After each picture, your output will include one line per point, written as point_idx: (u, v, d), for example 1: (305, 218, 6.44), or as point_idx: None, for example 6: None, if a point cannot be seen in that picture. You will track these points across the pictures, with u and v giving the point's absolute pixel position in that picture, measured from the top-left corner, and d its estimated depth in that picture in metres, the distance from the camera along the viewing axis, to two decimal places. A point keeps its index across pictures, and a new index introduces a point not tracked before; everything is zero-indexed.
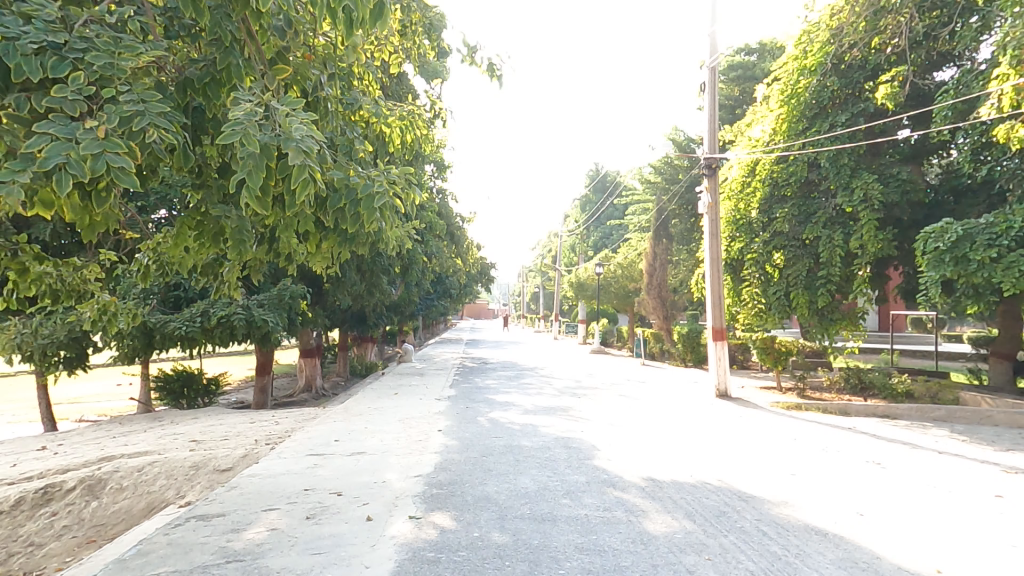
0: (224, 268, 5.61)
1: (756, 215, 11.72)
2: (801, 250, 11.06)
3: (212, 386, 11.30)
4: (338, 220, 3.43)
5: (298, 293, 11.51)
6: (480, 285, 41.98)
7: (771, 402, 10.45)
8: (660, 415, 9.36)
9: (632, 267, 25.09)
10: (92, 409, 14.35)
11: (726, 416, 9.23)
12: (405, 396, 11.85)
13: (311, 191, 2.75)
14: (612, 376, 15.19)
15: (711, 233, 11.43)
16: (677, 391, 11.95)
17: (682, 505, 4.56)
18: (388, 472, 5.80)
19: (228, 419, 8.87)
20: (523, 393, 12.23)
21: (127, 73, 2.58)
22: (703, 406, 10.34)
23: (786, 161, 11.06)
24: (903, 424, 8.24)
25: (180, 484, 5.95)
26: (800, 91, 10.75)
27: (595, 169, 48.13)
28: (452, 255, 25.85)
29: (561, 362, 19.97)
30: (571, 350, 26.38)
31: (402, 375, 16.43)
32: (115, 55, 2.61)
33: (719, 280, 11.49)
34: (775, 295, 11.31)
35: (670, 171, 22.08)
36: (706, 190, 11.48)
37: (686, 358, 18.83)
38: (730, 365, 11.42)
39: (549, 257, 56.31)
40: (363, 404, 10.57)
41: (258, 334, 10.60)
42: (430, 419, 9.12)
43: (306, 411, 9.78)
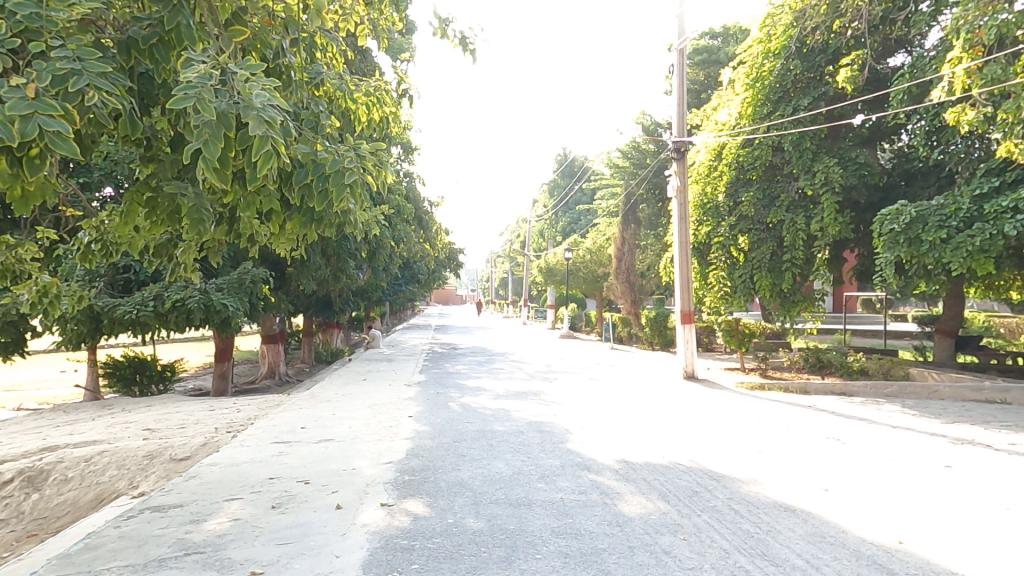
0: (179, 248, 5.32)
1: (723, 198, 11.91)
2: (765, 233, 11.32)
3: (168, 373, 10.82)
4: (305, 198, 3.24)
5: (259, 276, 11.10)
6: (448, 270, 41.57)
7: (736, 382, 10.75)
8: (629, 397, 9.50)
9: (600, 251, 25.28)
10: (35, 399, 13.55)
11: (694, 397, 9.45)
12: (374, 382, 11.65)
13: (275, 166, 2.55)
14: (582, 360, 15.33)
15: (679, 216, 11.57)
16: (645, 373, 12.15)
17: (656, 487, 4.61)
18: (358, 458, 5.66)
19: (185, 408, 8.48)
20: (494, 377, 12.22)
21: (57, 26, 2.35)
22: (671, 388, 10.52)
23: (752, 145, 11.23)
24: (859, 400, 8.59)
25: (132, 475, 5.65)
26: (765, 75, 10.94)
27: (563, 153, 48.06)
28: (419, 239, 25.45)
29: (531, 346, 20.04)
30: (541, 335, 26.52)
31: (370, 361, 16.16)
32: (42, 4, 2.37)
33: (687, 263, 11.67)
34: (740, 278, 11.59)
35: (638, 155, 22.21)
36: (675, 172, 11.58)
37: (654, 341, 19.17)
38: (697, 347, 11.67)
39: (518, 242, 56.27)
40: (330, 390, 10.32)
41: (218, 319, 10.18)
42: (400, 405, 8.98)
43: (270, 398, 9.47)
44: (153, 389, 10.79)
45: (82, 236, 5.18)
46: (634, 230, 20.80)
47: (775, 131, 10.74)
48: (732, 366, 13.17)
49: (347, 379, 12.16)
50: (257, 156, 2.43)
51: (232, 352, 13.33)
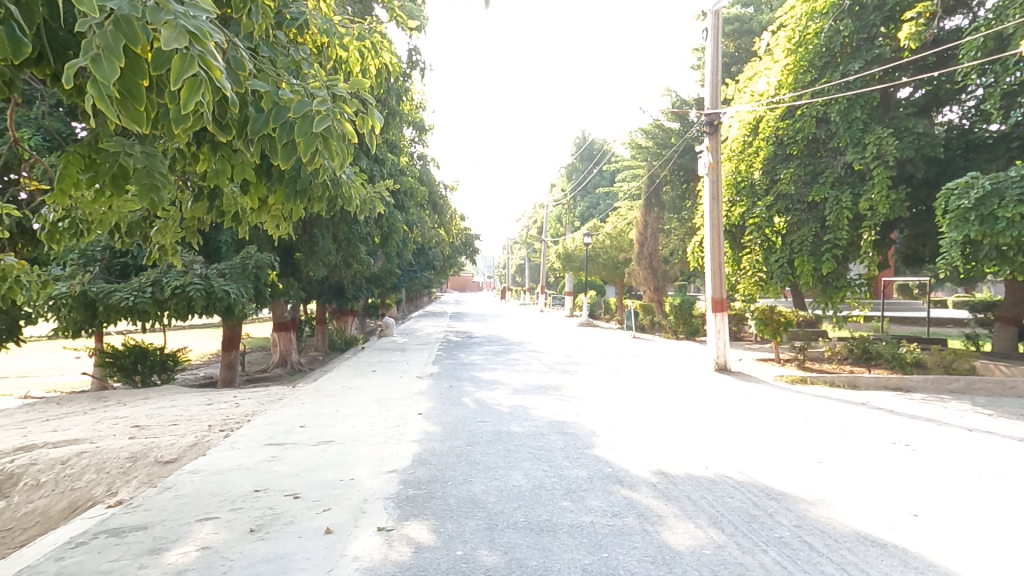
0: (159, 228, 4.78)
1: (759, 176, 10.96)
2: (806, 214, 10.38)
3: (169, 363, 10.35)
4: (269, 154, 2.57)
5: (265, 262, 10.57)
6: (464, 256, 40.99)
7: (774, 375, 9.88)
8: (655, 393, 8.75)
9: (621, 236, 24.37)
10: (40, 387, 13.28)
11: (728, 392, 8.65)
12: (384, 374, 11.07)
13: (208, 96, 1.88)
14: (602, 349, 14.58)
15: (712, 196, 10.70)
16: (672, 365, 11.36)
17: (705, 509, 3.86)
18: (357, 467, 5.01)
19: (182, 401, 7.97)
20: (511, 369, 11.55)
21: None
22: (702, 382, 9.73)
23: (793, 116, 10.25)
24: (919, 398, 7.70)
25: (111, 481, 5.08)
26: (810, 38, 9.90)
27: (581, 136, 46.77)
28: (434, 225, 24.85)
29: (549, 335, 19.34)
30: (559, 323, 25.82)
31: (382, 350, 15.61)
32: None
33: (719, 247, 10.80)
34: (777, 263, 10.67)
35: (662, 135, 21.11)
36: (708, 148, 10.66)
37: (678, 330, 18.33)
38: (729, 337, 10.82)
39: (534, 228, 55.40)
40: (337, 382, 9.74)
41: (220, 307, 9.65)
42: (410, 400, 8.34)
43: (273, 391, 8.92)
44: (155, 379, 10.34)
45: (46, 213, 4.61)
46: (658, 215, 20.22)
47: (820, 100, 9.76)
48: (766, 357, 12.27)
49: (357, 370, 11.60)
50: (175, 84, 1.72)
51: (240, 341, 12.87)
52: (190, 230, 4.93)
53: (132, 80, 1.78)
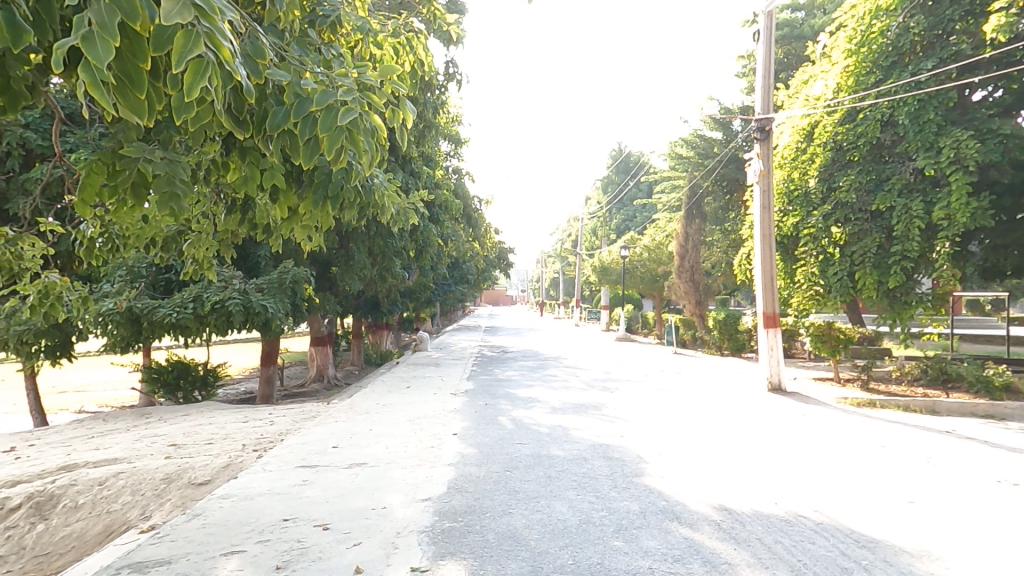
0: (194, 242, 4.69)
1: (815, 184, 10.45)
2: (869, 223, 9.68)
3: (209, 378, 10.39)
4: (292, 152, 2.36)
5: (303, 277, 10.60)
6: (498, 270, 40.90)
7: (836, 397, 9.13)
8: (702, 414, 8.19)
9: (660, 249, 23.72)
10: (90, 401, 13.66)
11: (788, 416, 7.99)
12: (419, 390, 10.83)
13: (214, 80, 1.66)
14: (643, 365, 14.01)
15: (763, 205, 10.12)
16: (720, 384, 10.72)
17: (783, 557, 3.35)
18: (390, 494, 4.70)
19: (219, 418, 7.90)
20: (549, 386, 11.12)
21: None
22: (755, 403, 9.07)
23: (854, 120, 9.73)
24: (1013, 428, 6.88)
25: (146, 503, 4.91)
26: (874, 37, 9.36)
27: (617, 149, 46.27)
28: (468, 239, 24.82)
29: (587, 350, 18.83)
30: (596, 337, 25.26)
31: (418, 364, 15.45)
32: None
33: (771, 259, 10.18)
34: (837, 276, 9.98)
35: (704, 145, 20.48)
36: (759, 155, 10.11)
37: (723, 346, 17.53)
38: (784, 355, 10.09)
39: (569, 242, 55.01)
40: (372, 399, 9.55)
41: (259, 322, 9.65)
42: (446, 419, 8.04)
43: (308, 407, 8.79)
44: (196, 395, 10.39)
45: (85, 228, 4.54)
46: (699, 225, 19.28)
47: (886, 103, 9.20)
48: (823, 377, 11.51)
49: (392, 385, 11.42)
50: (177, 67, 1.51)
51: (278, 356, 12.92)
52: (225, 244, 4.81)
53: (131, 64, 1.57)
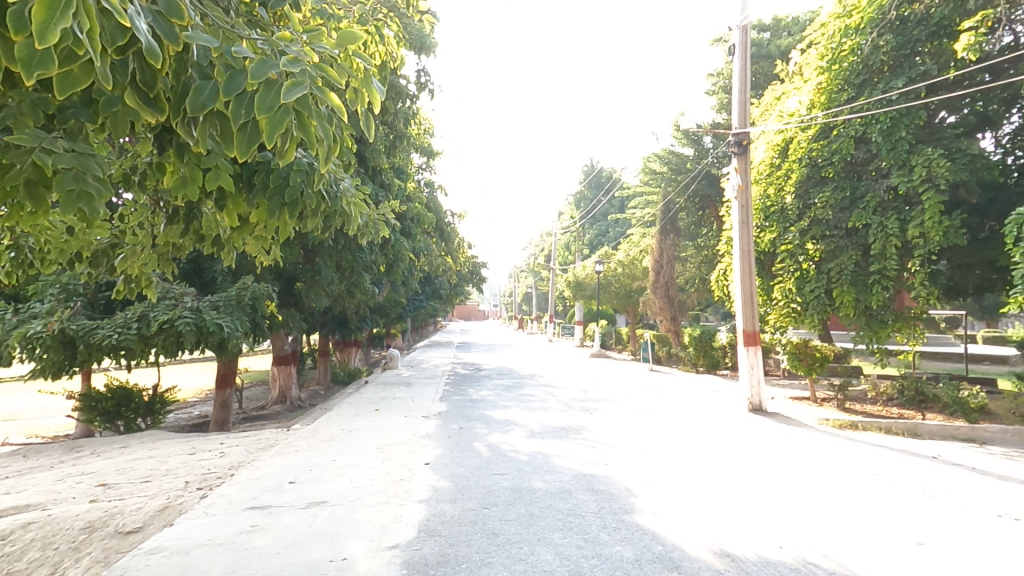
0: (127, 256, 4.11)
1: (791, 201, 10.38)
2: (845, 240, 9.67)
3: (156, 404, 9.54)
4: (222, 139, 2.06)
5: (263, 294, 9.99)
6: (471, 285, 40.35)
7: (817, 418, 8.93)
8: (685, 437, 7.90)
9: (633, 264, 23.70)
10: (23, 430, 12.50)
11: (773, 439, 7.74)
12: (388, 413, 10.22)
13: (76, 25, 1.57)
14: (620, 384, 13.71)
15: (741, 221, 10.02)
16: (700, 403, 10.46)
17: None
18: (352, 541, 4.14)
19: (162, 450, 7.14)
20: (526, 408, 10.64)
21: None
22: (737, 425, 8.83)
23: (829, 138, 9.73)
24: (997, 452, 6.80)
25: (59, 558, 4.16)
26: (845, 55, 9.39)
27: (589, 164, 46.62)
28: (440, 253, 24.29)
29: (562, 367, 18.47)
30: (570, 353, 24.96)
31: (387, 384, 14.79)
32: None
33: (750, 276, 10.06)
34: (814, 292, 9.93)
35: (676, 161, 20.55)
36: (736, 171, 10.02)
37: (698, 363, 17.43)
38: (764, 374, 9.91)
39: (542, 256, 54.94)
40: (336, 425, 8.89)
41: (212, 342, 8.94)
42: (416, 446, 7.48)
43: (265, 435, 8.08)
44: (140, 423, 9.50)
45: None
46: (674, 241, 19.40)
47: (859, 120, 9.24)
48: (801, 396, 11.39)
49: (359, 408, 10.76)
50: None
51: (235, 377, 12.09)
52: (162, 258, 4.24)
53: None
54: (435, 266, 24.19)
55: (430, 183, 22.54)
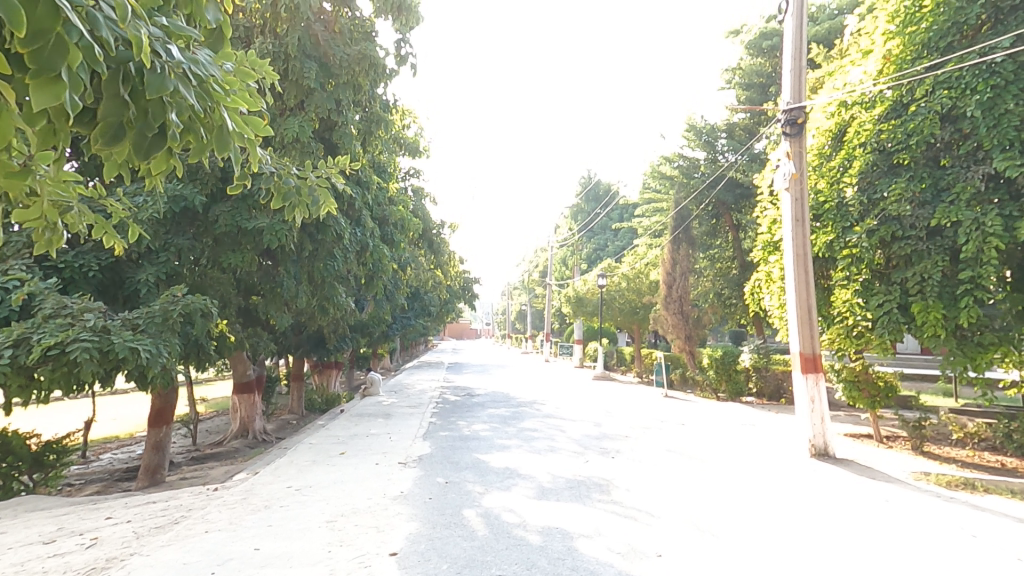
0: None
1: (852, 194, 8.60)
2: (926, 244, 7.81)
3: (48, 456, 7.45)
4: None
5: (198, 308, 8.01)
6: (463, 302, 38.33)
7: (909, 469, 7.00)
8: (746, 502, 5.90)
9: (639, 278, 21.98)
10: None
11: (870, 506, 5.75)
12: (358, 458, 8.13)
13: None
14: (637, 416, 11.76)
15: (794, 219, 8.14)
16: (747, 446, 8.46)
17: None
18: None
19: (12, 534, 4.95)
20: (530, 450, 8.57)
21: None
22: (805, 479, 6.81)
23: (904, 115, 8.02)
24: None
25: None
26: (924, 14, 7.78)
27: (587, 177, 45.16)
28: (429, 265, 22.34)
29: (566, 393, 16.50)
30: (572, 375, 23.01)
31: (364, 416, 12.70)
32: None
33: (807, 286, 8.10)
34: (884, 308, 8.11)
35: (689, 163, 19.12)
36: (788, 156, 8.17)
37: (719, 389, 15.53)
38: (829, 409, 7.90)
39: (537, 271, 53.09)
40: (282, 481, 6.77)
41: (126, 371, 6.96)
42: (386, 518, 5.39)
43: (179, 499, 5.95)
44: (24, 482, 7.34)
45: None
46: (687, 253, 17.87)
47: (945, 92, 7.49)
48: (860, 434, 9.52)
49: (322, 451, 8.62)
50: None
51: (173, 411, 10.03)
52: None
53: None
54: (424, 281, 22.18)
55: (419, 191, 20.74)
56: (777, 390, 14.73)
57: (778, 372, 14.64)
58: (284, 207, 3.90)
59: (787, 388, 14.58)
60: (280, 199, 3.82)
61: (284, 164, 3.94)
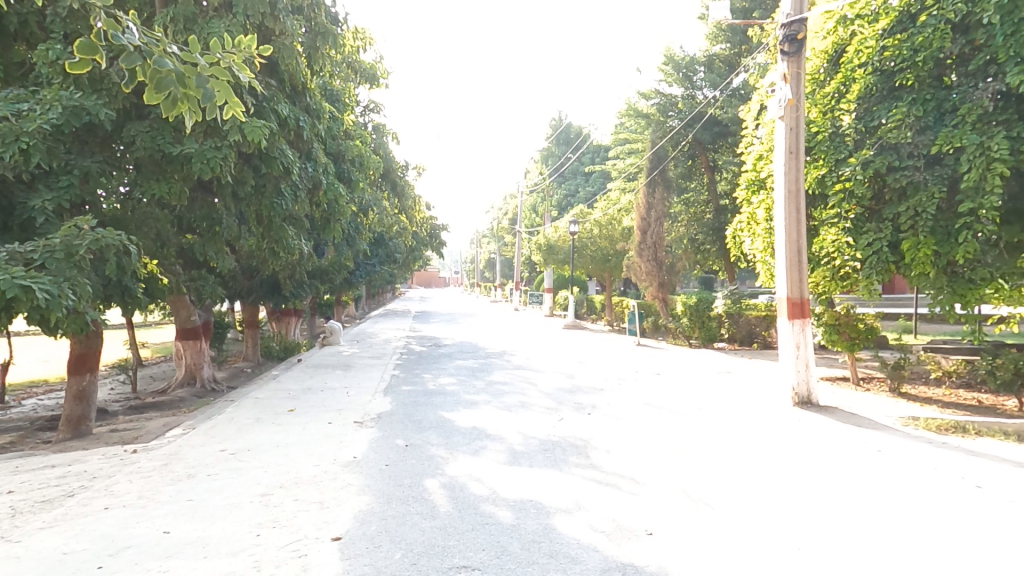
0: None
1: (850, 122, 7.84)
2: (923, 173, 7.06)
3: None
4: None
5: (111, 245, 6.84)
6: (430, 250, 37.13)
7: (896, 416, 6.60)
8: (728, 462, 5.30)
9: (612, 224, 21.29)
10: None
11: (863, 459, 5.38)
12: (308, 414, 7.32)
13: None
14: (610, 366, 11.31)
15: (788, 151, 7.25)
16: (728, 397, 8.00)
17: None
18: None
19: None
20: (501, 407, 7.94)
21: None
22: (791, 430, 6.40)
23: (912, 27, 7.22)
24: None
25: None
26: None
27: (557, 119, 43.44)
28: (391, 208, 20.99)
29: (537, 341, 15.99)
30: (542, 323, 22.57)
31: (321, 366, 11.83)
32: None
33: (798, 225, 7.29)
34: (872, 246, 7.41)
35: (666, 100, 18.11)
36: (785, 79, 7.24)
37: (691, 336, 15.24)
38: (815, 356, 7.29)
39: (507, 219, 51.87)
40: (215, 441, 5.93)
41: (27, 316, 6.04)
42: (333, 487, 4.65)
43: (86, 464, 5.08)
44: None
45: None
46: (663, 196, 17.09)
47: None
48: (837, 378, 9.16)
49: (268, 408, 7.76)
50: None
51: (98, 357, 8.97)
52: None
53: None
54: (387, 226, 20.87)
55: (379, 126, 19.16)
56: (749, 336, 14.54)
57: (751, 317, 14.39)
58: (161, 103, 2.94)
59: (759, 332, 14.43)
60: (155, 89, 2.80)
61: (157, 36, 2.82)
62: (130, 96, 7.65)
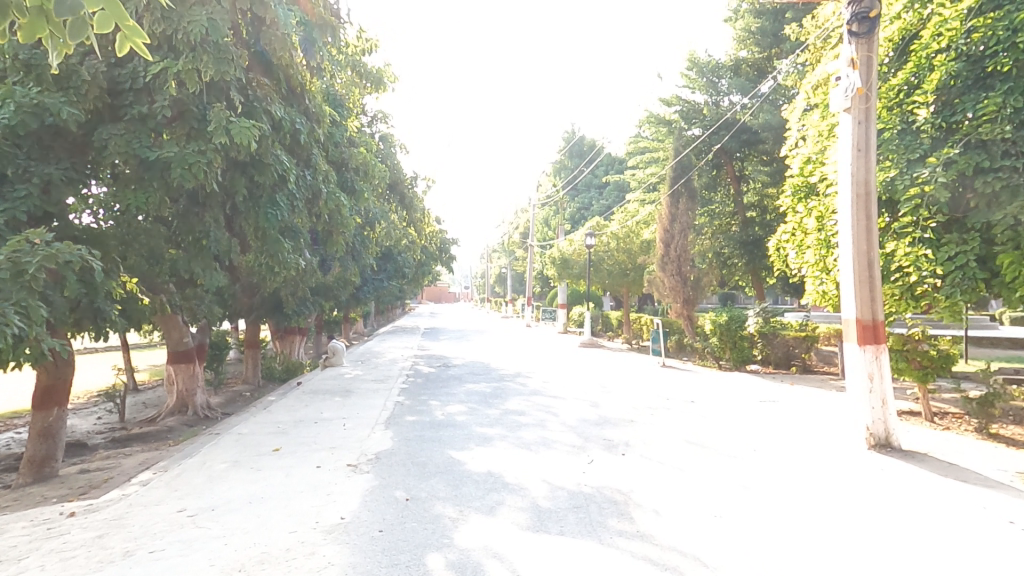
0: None
1: (926, 117, 6.76)
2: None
3: None
4: None
5: (71, 261, 5.82)
6: (440, 265, 36.31)
7: (1008, 471, 5.39)
8: (817, 537, 4.14)
9: (630, 237, 20.25)
10: None
11: (991, 533, 4.17)
12: (295, 456, 6.27)
13: None
14: (638, 393, 10.18)
15: (855, 149, 6.15)
16: (785, 435, 6.84)
17: None
18: None
19: None
20: (519, 444, 6.85)
21: None
22: (878, 485, 5.23)
23: (1007, 9, 6.19)
24: None
25: None
26: None
27: (569, 132, 42.74)
28: (400, 221, 20.17)
29: (554, 362, 14.87)
30: (557, 342, 21.48)
31: (320, 392, 10.81)
32: None
33: (868, 234, 6.17)
34: (960, 261, 6.27)
35: (689, 107, 17.31)
36: (852, 65, 6.09)
37: (721, 357, 14.06)
38: (894, 390, 6.08)
39: (518, 233, 51.09)
40: (177, 496, 4.90)
41: None
42: (307, 570, 3.59)
43: (7, 536, 4.07)
44: None
45: None
46: (688, 207, 15.97)
47: None
48: (905, 411, 7.98)
49: (250, 447, 6.74)
50: None
51: (66, 390, 8.06)
52: None
53: None
54: (395, 239, 20.03)
55: (388, 137, 18.42)
56: (785, 356, 13.33)
57: (787, 338, 13.19)
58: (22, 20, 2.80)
59: (797, 354, 13.23)
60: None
61: None
62: (101, 95, 6.82)
